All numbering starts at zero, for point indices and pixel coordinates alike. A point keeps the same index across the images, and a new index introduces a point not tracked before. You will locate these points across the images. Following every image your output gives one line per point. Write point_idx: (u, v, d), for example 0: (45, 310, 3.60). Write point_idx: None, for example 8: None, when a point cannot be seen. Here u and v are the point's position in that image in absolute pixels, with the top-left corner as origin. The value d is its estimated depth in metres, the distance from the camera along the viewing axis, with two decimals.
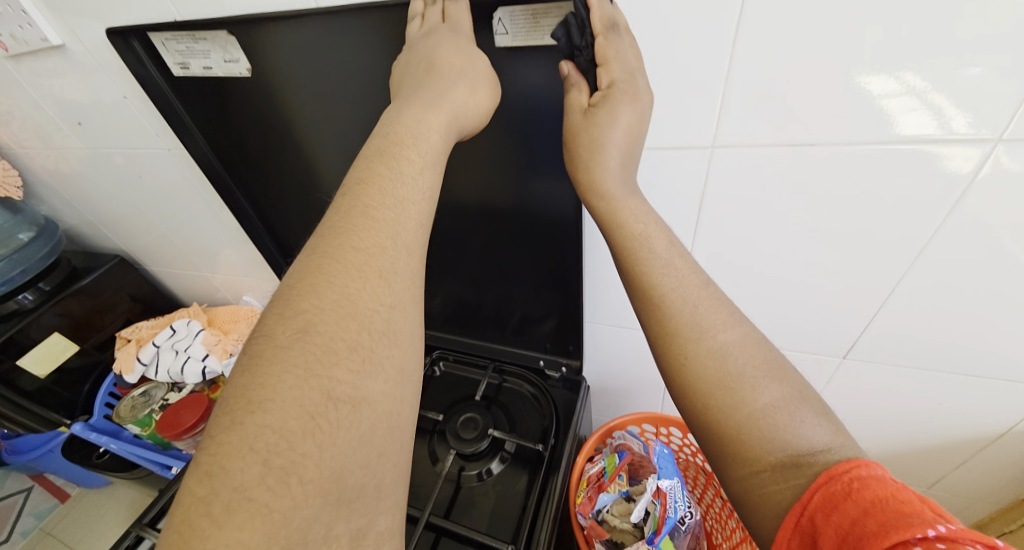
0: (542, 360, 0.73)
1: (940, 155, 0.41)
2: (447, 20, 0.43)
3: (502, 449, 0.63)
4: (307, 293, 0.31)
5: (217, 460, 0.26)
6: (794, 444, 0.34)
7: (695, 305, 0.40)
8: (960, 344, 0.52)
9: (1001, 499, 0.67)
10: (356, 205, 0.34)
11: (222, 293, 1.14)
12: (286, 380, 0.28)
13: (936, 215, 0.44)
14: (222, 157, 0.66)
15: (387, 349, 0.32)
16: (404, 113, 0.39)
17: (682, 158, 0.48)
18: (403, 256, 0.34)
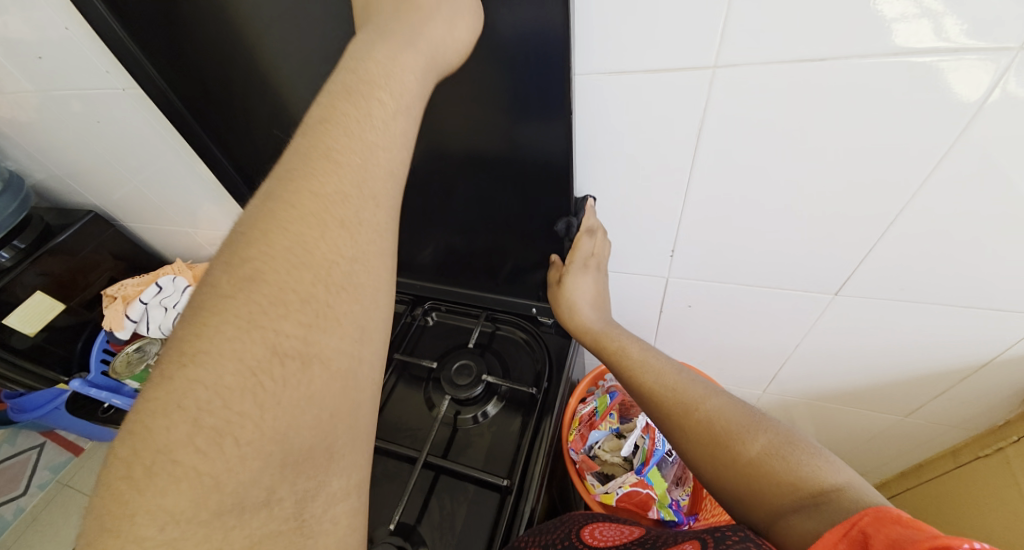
0: (534, 308, 0.72)
1: (950, 73, 0.39)
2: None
3: (497, 392, 0.64)
4: (255, 241, 0.29)
5: (142, 418, 0.26)
6: (796, 481, 0.37)
7: (674, 386, 0.49)
8: (953, 276, 0.52)
9: (977, 425, 0.70)
10: (317, 145, 0.31)
11: (206, 249, 1.11)
12: (225, 331, 0.27)
13: (942, 140, 0.42)
14: (179, 91, 0.62)
15: (347, 304, 0.30)
16: (370, 45, 0.35)
17: (679, 81, 0.45)
18: (370, 206, 0.32)
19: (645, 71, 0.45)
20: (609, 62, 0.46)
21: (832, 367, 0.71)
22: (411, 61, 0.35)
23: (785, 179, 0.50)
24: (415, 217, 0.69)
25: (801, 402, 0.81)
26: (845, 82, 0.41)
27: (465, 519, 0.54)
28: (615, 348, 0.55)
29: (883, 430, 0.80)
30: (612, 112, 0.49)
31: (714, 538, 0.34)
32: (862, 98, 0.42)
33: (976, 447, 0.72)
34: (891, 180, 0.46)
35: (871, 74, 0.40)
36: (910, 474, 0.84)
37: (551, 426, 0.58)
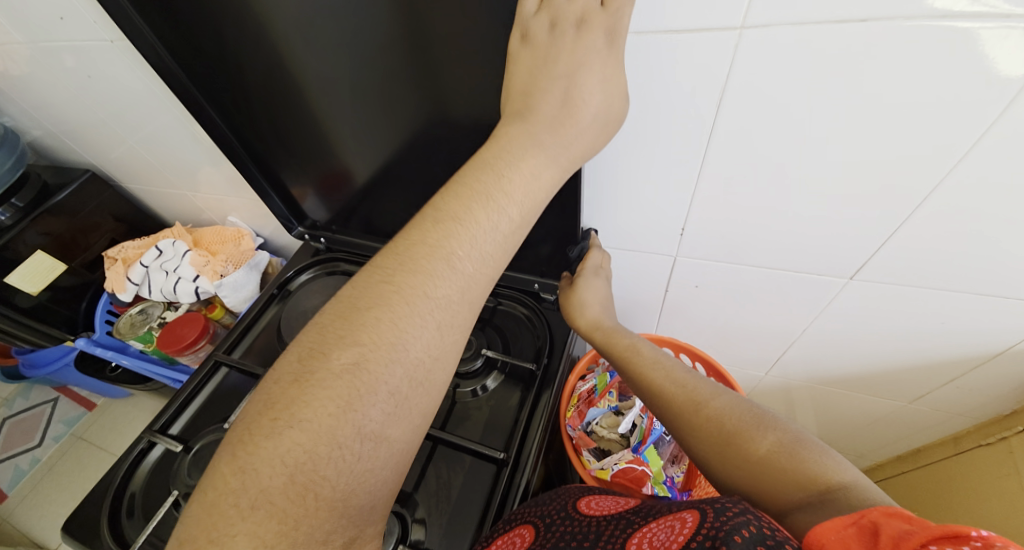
0: (537, 284, 0.69)
1: (993, 44, 0.36)
2: (605, 6, 0.39)
3: (496, 367, 0.63)
4: (371, 327, 0.36)
5: (253, 461, 0.32)
6: (803, 477, 0.37)
7: (686, 384, 0.49)
8: (973, 266, 0.51)
9: (981, 415, 0.70)
10: (438, 250, 0.37)
11: (207, 214, 1.10)
12: (325, 407, 0.34)
13: (984, 118, 0.40)
14: (171, 48, 0.59)
15: (419, 397, 0.37)
16: (523, 154, 0.39)
17: (705, 44, 0.42)
18: (464, 310, 0.39)
19: (660, 32, 0.42)
20: (631, 20, 0.43)
21: (840, 352, 0.70)
22: (549, 175, 0.40)
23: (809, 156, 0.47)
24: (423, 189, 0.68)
25: (805, 385, 0.80)
26: (876, 47, 0.38)
27: (459, 490, 0.54)
28: (626, 344, 0.55)
29: (885, 415, 0.79)
30: (630, 77, 0.47)
31: (714, 510, 0.33)
32: (892, 66, 0.39)
33: (978, 436, 0.72)
34: (918, 161, 0.44)
35: (904, 38, 0.37)
36: (909, 458, 0.85)
37: (548, 403, 0.58)
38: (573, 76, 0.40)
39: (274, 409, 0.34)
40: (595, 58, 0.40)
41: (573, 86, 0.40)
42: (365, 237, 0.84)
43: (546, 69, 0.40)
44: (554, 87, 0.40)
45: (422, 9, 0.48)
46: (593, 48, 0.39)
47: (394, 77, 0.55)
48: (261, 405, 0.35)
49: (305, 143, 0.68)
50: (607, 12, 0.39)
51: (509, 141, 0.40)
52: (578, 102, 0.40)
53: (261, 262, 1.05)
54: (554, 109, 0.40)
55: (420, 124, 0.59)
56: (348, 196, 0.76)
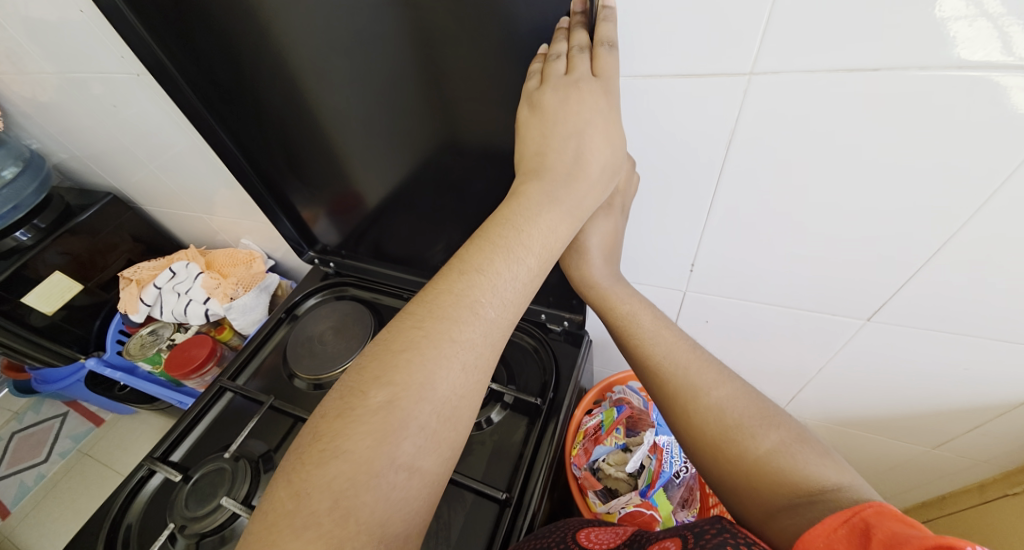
0: (544, 314, 0.68)
1: (1009, 87, 0.36)
2: (598, 75, 0.41)
3: (501, 399, 0.62)
4: (402, 367, 0.37)
5: (304, 485, 0.33)
6: (803, 482, 0.37)
7: (686, 367, 0.45)
8: (998, 312, 0.49)
9: (1009, 462, 0.67)
10: (465, 297, 0.39)
11: (221, 236, 1.11)
12: (364, 438, 0.34)
13: (1001, 169, 0.40)
14: (188, 75, 0.60)
15: (448, 431, 0.37)
16: (539, 210, 0.41)
17: (714, 90, 0.42)
18: (488, 352, 0.39)
19: (676, 75, 0.42)
20: (646, 61, 0.43)
21: (856, 393, 0.67)
22: (565, 228, 0.42)
23: (828, 198, 0.46)
24: (439, 215, 0.69)
25: (820, 424, 0.77)
26: (892, 90, 0.38)
27: (462, 526, 0.53)
28: (625, 313, 0.51)
29: (906, 459, 0.76)
30: (645, 112, 0.46)
31: (693, 535, 0.35)
32: (908, 109, 0.38)
33: (1004, 484, 0.69)
34: (938, 206, 0.43)
35: (921, 85, 0.37)
36: (932, 505, 0.80)
37: (553, 438, 0.56)
38: (580, 135, 0.42)
39: (318, 441, 0.35)
40: (597, 118, 0.42)
41: (583, 144, 0.42)
42: (376, 264, 0.84)
43: (552, 131, 0.42)
44: (565, 146, 0.42)
45: (438, 49, 0.49)
46: (596, 109, 0.41)
47: (410, 111, 0.56)
48: (308, 437, 0.36)
49: (320, 169, 0.69)
50: (600, 79, 0.41)
51: (528, 200, 0.41)
52: (588, 161, 0.42)
53: (271, 284, 1.05)
54: (567, 165, 0.42)
55: (431, 153, 0.60)
56: (359, 219, 0.77)
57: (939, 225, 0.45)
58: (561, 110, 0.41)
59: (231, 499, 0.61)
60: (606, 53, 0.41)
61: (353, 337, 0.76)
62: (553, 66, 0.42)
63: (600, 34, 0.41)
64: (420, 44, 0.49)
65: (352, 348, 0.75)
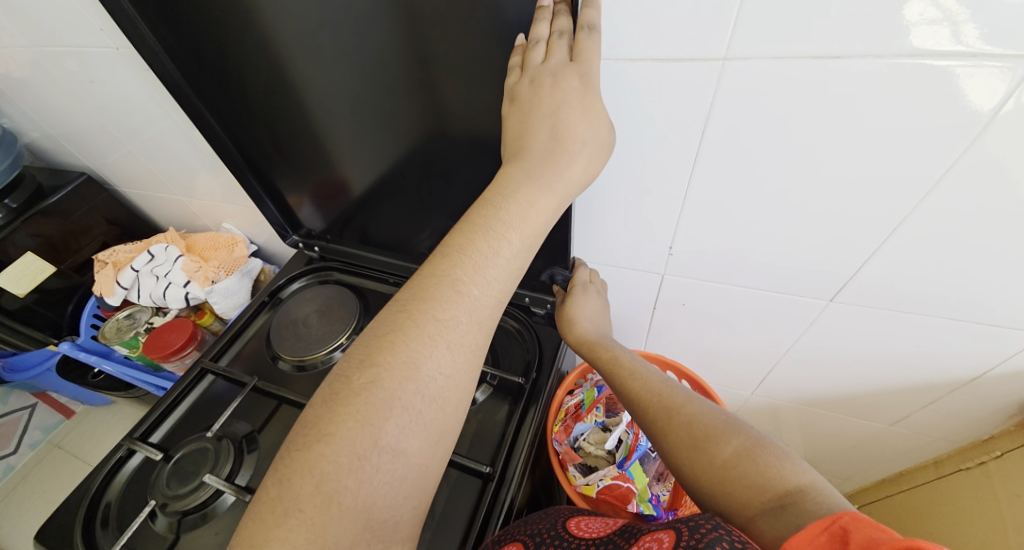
0: (528, 297, 0.70)
1: (961, 79, 0.38)
2: (575, 59, 0.42)
3: (485, 379, 0.63)
4: (386, 349, 0.38)
5: (289, 473, 0.35)
6: (768, 487, 0.39)
7: (660, 392, 0.50)
8: (951, 292, 0.52)
9: (962, 439, 0.71)
10: (447, 276, 0.40)
11: (202, 220, 1.10)
12: (347, 420, 0.36)
13: (945, 159, 0.43)
14: (171, 51, 0.59)
15: (433, 413, 0.39)
16: (517, 188, 0.42)
17: (690, 73, 0.44)
18: (473, 330, 0.41)
19: (658, 61, 0.44)
20: (628, 49, 0.44)
21: (821, 373, 0.71)
22: (546, 202, 0.42)
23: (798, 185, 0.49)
24: (423, 200, 0.69)
25: (789, 404, 0.81)
26: (856, 81, 0.40)
27: (446, 502, 0.54)
28: (611, 355, 0.57)
29: (867, 437, 0.80)
30: (625, 96, 0.47)
31: (688, 527, 0.36)
32: (868, 101, 0.41)
33: (958, 460, 0.73)
34: (896, 190, 0.46)
35: (882, 73, 0.39)
36: (891, 482, 0.85)
37: (534, 418, 0.58)
38: (557, 115, 0.42)
39: (307, 428, 0.37)
40: (574, 99, 0.42)
41: (560, 122, 0.42)
42: (361, 249, 0.84)
43: (531, 116, 0.43)
44: (542, 126, 0.43)
45: (423, 31, 0.49)
46: (572, 90, 0.42)
47: (396, 94, 0.56)
48: (296, 430, 0.37)
49: (304, 152, 0.69)
50: (576, 62, 0.42)
51: (507, 179, 0.42)
52: (567, 136, 0.43)
53: (253, 270, 1.05)
54: (545, 143, 0.43)
55: (417, 139, 0.60)
56: (345, 205, 0.77)
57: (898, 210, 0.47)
58: (537, 95, 0.42)
59: (215, 476, 0.62)
60: (587, 35, 0.42)
61: (337, 321, 0.76)
62: (531, 53, 0.43)
63: (584, 19, 0.42)
64: (406, 23, 0.49)
65: (337, 330, 0.75)
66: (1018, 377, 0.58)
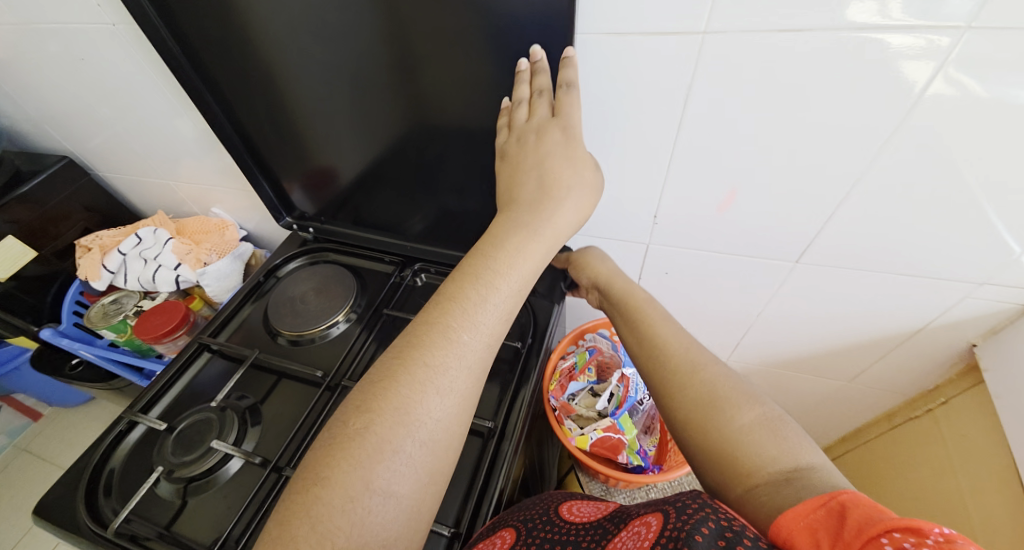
0: None
1: (902, 52, 0.43)
2: (557, 114, 0.50)
3: None
4: (380, 395, 0.41)
5: (289, 514, 0.37)
6: (781, 460, 0.41)
7: (689, 347, 0.51)
8: (899, 251, 0.58)
9: (910, 391, 0.78)
10: (439, 323, 0.44)
11: (188, 206, 1.09)
12: (342, 464, 0.38)
13: (889, 127, 0.48)
14: (173, 26, 0.61)
15: (423, 457, 0.41)
16: (505, 237, 0.47)
17: (673, 46, 0.48)
18: (463, 376, 0.44)
19: (642, 35, 0.48)
20: (615, 23, 0.48)
21: (787, 334, 0.77)
22: (532, 251, 0.47)
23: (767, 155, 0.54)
24: (415, 185, 0.72)
25: (755, 365, 0.87)
26: (814, 56, 0.45)
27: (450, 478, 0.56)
28: (641, 299, 0.57)
29: (829, 395, 0.87)
30: (611, 70, 0.52)
31: (676, 510, 0.39)
32: (823, 73, 0.46)
33: (909, 410, 0.80)
34: (852, 155, 0.51)
35: (838, 46, 0.44)
36: (851, 437, 0.93)
37: (534, 376, 0.62)
38: (541, 166, 0.49)
39: (305, 472, 0.39)
40: (557, 150, 0.49)
41: (544, 172, 0.49)
42: (355, 229, 0.86)
43: (519, 168, 0.50)
44: (530, 177, 0.49)
45: (422, 18, 0.52)
46: (554, 143, 0.49)
47: (392, 78, 0.59)
48: (298, 477, 0.39)
49: (302, 135, 0.71)
50: (558, 117, 0.49)
51: (498, 231, 0.48)
52: (553, 184, 0.48)
53: (245, 253, 1.05)
54: (532, 194, 0.49)
55: (415, 122, 0.63)
56: (339, 188, 0.79)
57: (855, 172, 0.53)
58: (529, 149, 0.50)
59: (223, 442, 0.64)
60: (565, 92, 0.49)
61: (334, 297, 0.78)
62: (517, 112, 0.51)
63: (563, 77, 0.50)
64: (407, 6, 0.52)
65: (335, 305, 0.77)
66: (956, 327, 0.65)
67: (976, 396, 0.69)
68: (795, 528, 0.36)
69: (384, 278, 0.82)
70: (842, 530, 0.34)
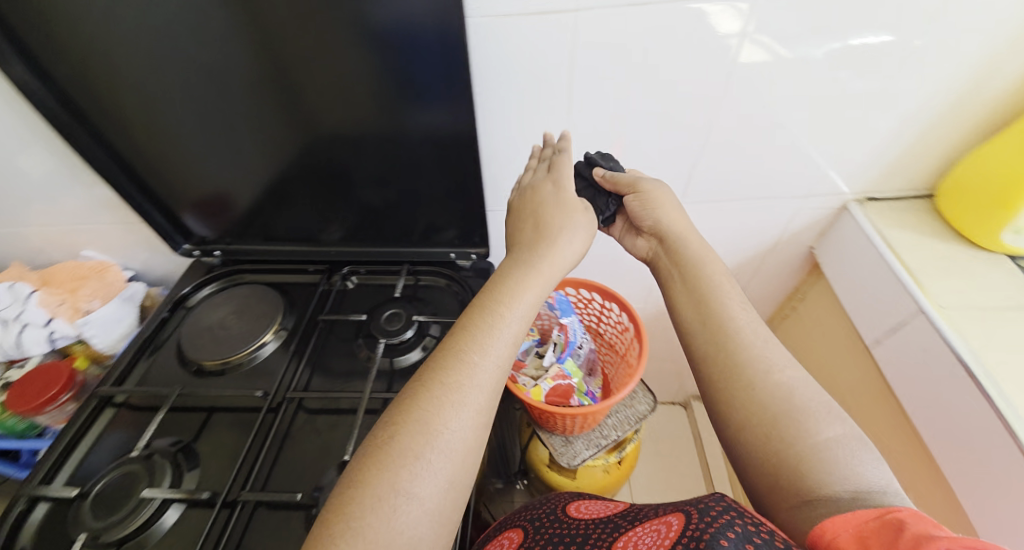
0: (452, 254, 0.77)
1: (721, 19, 0.54)
2: (552, 170, 0.57)
3: (427, 332, 0.68)
4: (402, 410, 0.42)
5: (328, 518, 0.38)
6: (851, 481, 0.40)
7: (764, 343, 0.49)
8: (751, 180, 0.72)
9: (779, 297, 0.96)
10: (452, 346, 0.45)
11: (47, 253, 0.95)
12: (371, 469, 0.39)
13: (722, 83, 0.60)
14: (12, 35, 0.54)
15: (443, 463, 0.40)
16: (510, 273, 0.50)
17: (551, 24, 0.55)
18: (476, 392, 0.43)
19: (528, 13, 0.54)
20: (497, 6, 0.54)
21: None
22: (535, 283, 0.49)
23: (648, 114, 0.64)
24: (330, 192, 0.72)
25: (656, 309, 0.99)
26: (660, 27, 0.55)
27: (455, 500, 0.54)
28: (712, 273, 0.54)
29: None
30: (498, 48, 0.57)
31: (699, 511, 0.40)
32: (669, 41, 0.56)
33: (780, 311, 0.99)
34: (704, 107, 0.63)
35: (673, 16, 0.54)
36: None
37: None
38: (537, 211, 0.55)
39: (339, 484, 0.40)
40: (551, 198, 0.55)
41: (539, 216, 0.54)
42: (268, 245, 0.82)
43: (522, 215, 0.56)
44: (527, 222, 0.54)
45: (314, 21, 0.53)
46: (547, 194, 0.55)
47: (288, 83, 0.58)
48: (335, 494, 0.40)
49: (195, 150, 0.67)
50: (553, 172, 0.57)
51: (506, 270, 0.50)
52: (548, 225, 0.53)
53: (136, 294, 0.95)
54: (531, 234, 0.53)
55: (322, 124, 0.62)
56: (245, 205, 0.75)
57: (708, 118, 0.64)
58: (525, 199, 0.56)
59: (156, 489, 0.58)
60: (563, 154, 0.58)
61: (257, 316, 0.74)
62: (525, 174, 0.61)
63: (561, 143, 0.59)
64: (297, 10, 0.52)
65: (261, 326, 0.73)
66: (796, 236, 0.81)
67: (820, 287, 0.87)
68: (843, 534, 0.36)
69: (310, 288, 0.79)
70: (895, 540, 0.33)
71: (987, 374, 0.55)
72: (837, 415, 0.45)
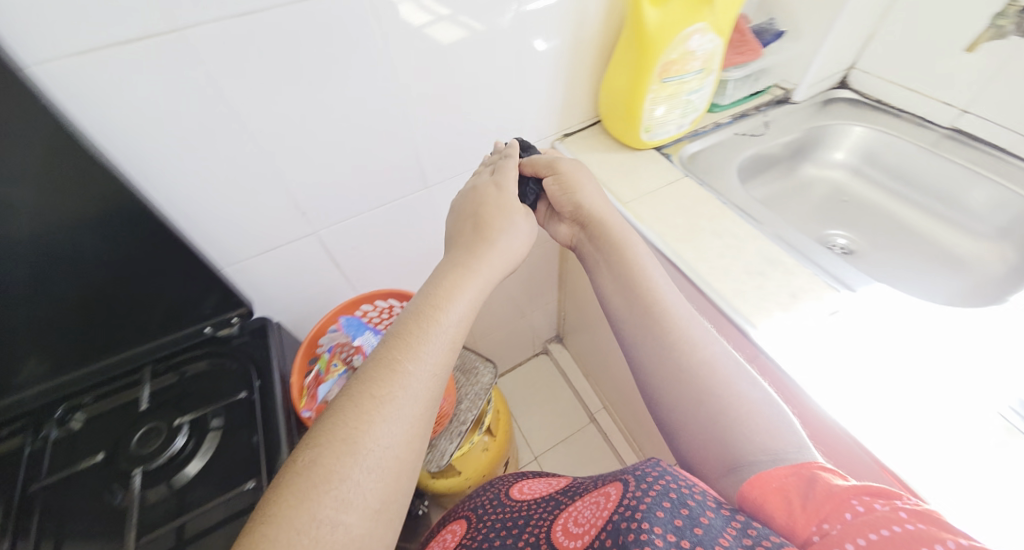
0: (207, 327, 0.62)
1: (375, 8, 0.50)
2: (493, 175, 0.56)
3: (207, 429, 0.54)
4: (327, 428, 0.37)
5: None
6: (770, 445, 0.40)
7: (693, 322, 0.49)
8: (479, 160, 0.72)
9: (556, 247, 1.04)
10: (385, 359, 0.40)
11: None
12: (290, 498, 0.34)
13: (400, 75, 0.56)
14: None
15: (373, 481, 0.36)
16: (452, 279, 0.46)
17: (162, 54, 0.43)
18: (415, 405, 0.39)
19: (113, 45, 0.41)
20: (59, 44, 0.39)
21: None
22: (470, 287, 0.46)
23: (347, 121, 0.56)
24: None
25: None
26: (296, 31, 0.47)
27: None
28: (635, 256, 0.53)
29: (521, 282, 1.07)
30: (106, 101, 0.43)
31: (637, 479, 0.40)
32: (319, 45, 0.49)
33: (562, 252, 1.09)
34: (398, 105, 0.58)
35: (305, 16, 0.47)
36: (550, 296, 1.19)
37: (282, 410, 0.55)
38: (475, 218, 0.52)
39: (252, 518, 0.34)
40: (493, 199, 0.53)
41: (480, 215, 0.52)
42: None
43: (459, 213, 0.54)
44: (465, 219, 0.53)
45: None
46: (490, 194, 0.54)
47: None
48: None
49: None
50: (494, 177, 0.56)
51: (447, 273, 0.47)
52: (489, 225, 0.51)
53: None
54: (471, 232, 0.51)
55: None
56: None
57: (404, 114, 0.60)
58: (467, 199, 0.54)
59: None
60: (503, 161, 0.57)
61: None
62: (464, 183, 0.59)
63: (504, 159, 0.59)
64: None
65: None
66: None
67: None
68: (766, 489, 0.37)
69: None
70: (811, 493, 0.35)
71: (676, 255, 0.60)
72: (756, 383, 0.45)
